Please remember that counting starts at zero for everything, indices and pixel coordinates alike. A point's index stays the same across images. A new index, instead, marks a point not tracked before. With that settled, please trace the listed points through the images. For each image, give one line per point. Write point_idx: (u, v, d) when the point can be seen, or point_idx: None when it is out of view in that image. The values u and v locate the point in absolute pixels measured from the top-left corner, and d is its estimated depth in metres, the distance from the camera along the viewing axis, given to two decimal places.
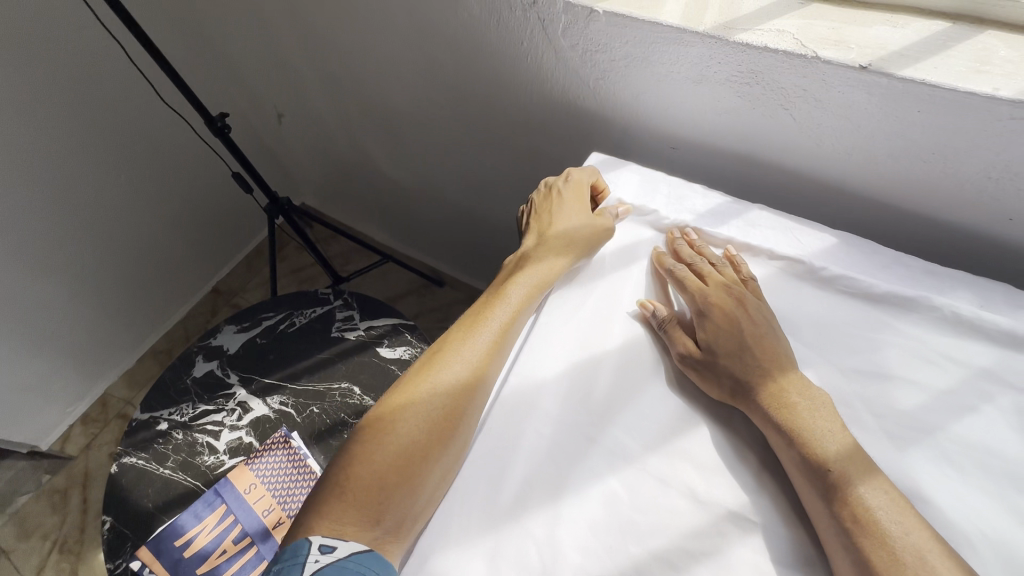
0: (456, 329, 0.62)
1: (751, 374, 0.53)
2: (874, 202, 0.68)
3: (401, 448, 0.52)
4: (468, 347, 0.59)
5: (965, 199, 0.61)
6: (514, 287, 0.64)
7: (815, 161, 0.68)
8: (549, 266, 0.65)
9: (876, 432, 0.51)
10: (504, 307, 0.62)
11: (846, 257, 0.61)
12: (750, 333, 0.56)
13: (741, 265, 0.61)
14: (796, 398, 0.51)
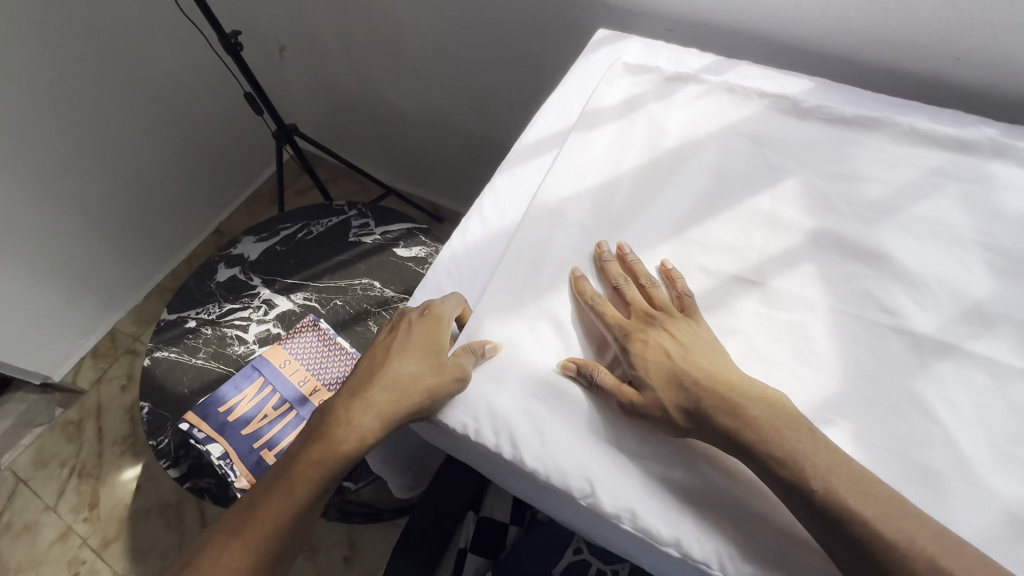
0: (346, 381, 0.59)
1: (703, 402, 0.49)
2: (845, 58, 0.78)
3: (257, 550, 0.53)
4: (336, 410, 0.56)
5: (921, 44, 0.72)
6: (379, 355, 0.59)
7: (795, 24, 0.78)
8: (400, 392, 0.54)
9: (850, 216, 0.61)
10: (374, 374, 0.56)
11: (821, 95, 0.71)
12: (673, 352, 0.52)
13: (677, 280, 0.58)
14: (752, 409, 0.48)
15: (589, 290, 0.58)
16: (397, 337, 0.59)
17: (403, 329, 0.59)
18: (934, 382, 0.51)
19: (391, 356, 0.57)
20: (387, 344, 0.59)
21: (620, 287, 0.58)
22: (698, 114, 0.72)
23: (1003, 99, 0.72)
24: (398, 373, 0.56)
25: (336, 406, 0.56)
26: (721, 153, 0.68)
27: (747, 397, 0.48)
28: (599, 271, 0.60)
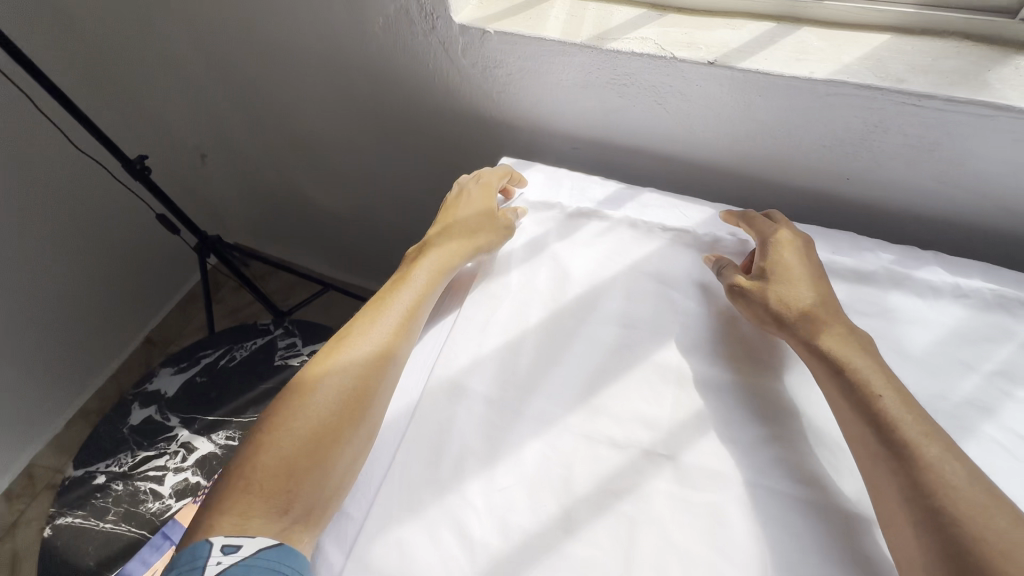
0: (380, 298, 0.68)
1: (899, 428, 0.49)
2: (743, 178, 0.79)
3: (317, 405, 0.57)
4: (393, 310, 0.65)
5: (811, 167, 0.73)
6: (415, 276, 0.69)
7: (691, 146, 0.78)
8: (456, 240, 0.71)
9: (758, 365, 0.60)
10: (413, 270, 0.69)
11: (721, 225, 0.71)
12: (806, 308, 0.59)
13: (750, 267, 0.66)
14: (843, 344, 0.56)
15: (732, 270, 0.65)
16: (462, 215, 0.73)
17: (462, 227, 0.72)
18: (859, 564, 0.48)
19: (455, 245, 0.70)
20: (430, 275, 0.69)
21: (777, 246, 0.64)
22: (602, 253, 0.70)
23: (896, 215, 0.73)
24: (456, 258, 0.70)
25: (382, 324, 0.64)
26: (627, 297, 0.66)
27: (848, 327, 0.58)
28: (768, 224, 0.67)
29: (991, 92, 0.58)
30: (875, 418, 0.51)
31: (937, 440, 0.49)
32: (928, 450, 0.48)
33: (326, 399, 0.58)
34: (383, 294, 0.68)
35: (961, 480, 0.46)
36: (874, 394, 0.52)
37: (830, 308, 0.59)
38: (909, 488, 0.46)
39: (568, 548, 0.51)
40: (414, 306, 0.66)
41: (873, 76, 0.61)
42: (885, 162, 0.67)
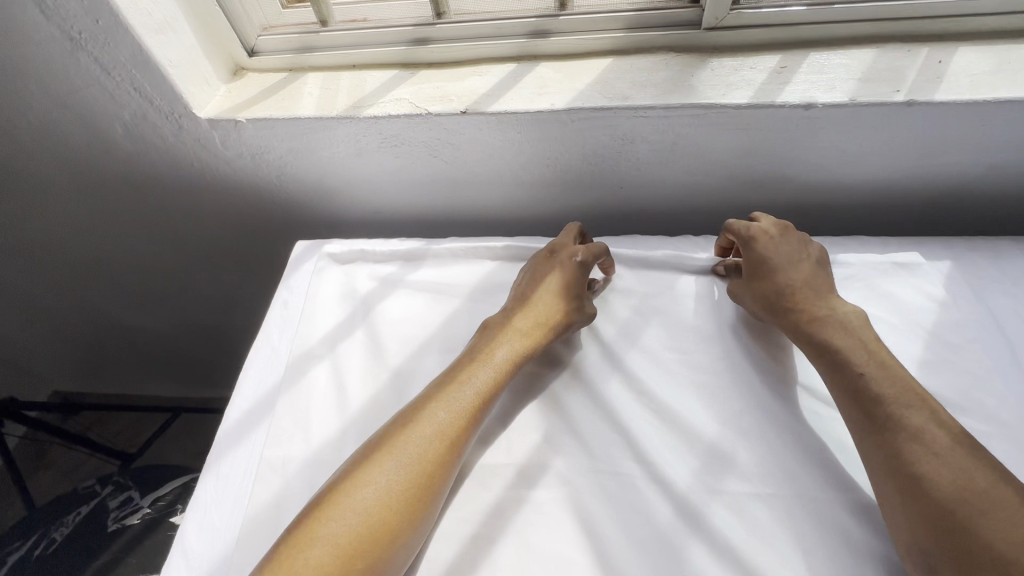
0: (488, 346, 0.61)
1: (892, 408, 0.51)
2: (537, 207, 0.83)
3: (371, 499, 0.49)
4: (472, 385, 0.57)
5: (588, 186, 0.78)
6: (495, 351, 0.61)
7: (481, 186, 0.80)
8: (528, 305, 0.64)
9: (578, 387, 0.61)
10: (485, 342, 0.62)
11: (518, 256, 0.73)
12: (530, 328, 0.63)
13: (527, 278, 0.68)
14: (836, 334, 0.58)
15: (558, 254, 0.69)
16: (563, 272, 0.67)
17: (569, 275, 0.66)
18: (706, 556, 0.49)
19: (546, 316, 0.63)
20: (503, 352, 0.60)
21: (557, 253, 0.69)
22: (409, 318, 0.68)
23: (671, 208, 0.80)
24: (530, 346, 0.61)
25: (455, 397, 0.56)
26: (444, 357, 0.64)
27: (856, 321, 0.59)
28: (573, 247, 0.69)
29: (697, 93, 0.66)
30: (872, 417, 0.52)
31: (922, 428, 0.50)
32: (906, 439, 0.49)
33: (385, 489, 0.50)
34: (498, 343, 0.61)
35: (930, 461, 0.48)
36: (855, 370, 0.55)
37: (820, 291, 0.62)
38: (883, 467, 0.50)
39: None
40: (487, 389, 0.58)
41: (603, 97, 0.67)
42: (643, 166, 0.74)
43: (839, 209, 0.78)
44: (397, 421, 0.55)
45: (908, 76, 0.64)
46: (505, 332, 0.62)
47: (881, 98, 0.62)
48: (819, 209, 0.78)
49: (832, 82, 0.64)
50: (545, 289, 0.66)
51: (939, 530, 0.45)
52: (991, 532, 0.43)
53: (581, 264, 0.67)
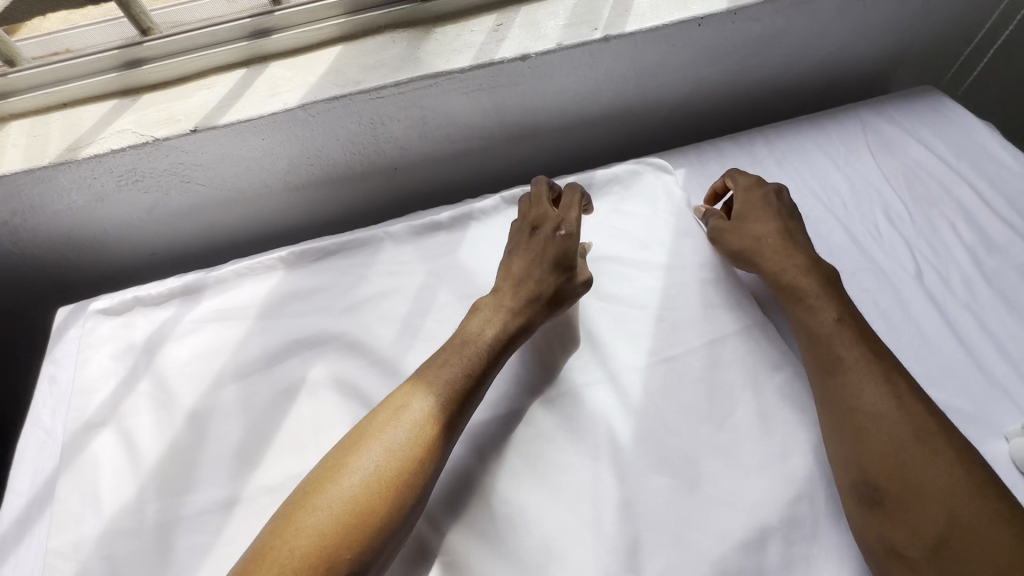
0: (493, 302, 0.62)
1: (848, 354, 0.54)
2: (322, 207, 0.81)
3: (386, 449, 0.50)
4: (481, 340, 0.58)
5: (363, 174, 0.78)
6: (497, 313, 0.61)
7: (254, 200, 0.77)
8: (526, 276, 0.63)
9: (378, 371, 0.62)
10: (493, 315, 0.61)
11: (303, 261, 0.71)
12: (524, 296, 0.62)
13: (522, 240, 0.67)
14: (797, 277, 0.61)
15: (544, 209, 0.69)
16: (552, 229, 0.66)
17: (550, 240, 0.65)
18: (508, 486, 0.54)
19: (541, 280, 0.62)
20: (513, 303, 0.61)
21: (537, 205, 0.69)
22: (197, 355, 0.64)
23: (454, 177, 0.82)
24: (522, 304, 0.61)
25: (475, 348, 0.58)
26: (241, 385, 0.62)
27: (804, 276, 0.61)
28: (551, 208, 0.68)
29: (423, 66, 0.67)
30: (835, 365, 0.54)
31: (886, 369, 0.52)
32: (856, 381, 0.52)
33: (410, 431, 0.51)
34: (501, 298, 0.62)
35: (887, 409, 0.50)
36: (817, 317, 0.57)
37: (788, 237, 0.64)
38: (836, 420, 0.51)
39: None
40: (505, 333, 0.59)
41: (335, 87, 0.67)
42: (405, 143, 0.75)
43: (601, 143, 0.85)
44: (385, 406, 0.54)
45: (603, 15, 0.70)
46: (501, 296, 0.62)
47: (582, 39, 0.68)
48: (583, 147, 0.84)
49: (542, 32, 0.69)
50: (546, 258, 0.64)
51: (888, 475, 0.47)
52: (939, 481, 0.46)
53: (565, 233, 0.66)
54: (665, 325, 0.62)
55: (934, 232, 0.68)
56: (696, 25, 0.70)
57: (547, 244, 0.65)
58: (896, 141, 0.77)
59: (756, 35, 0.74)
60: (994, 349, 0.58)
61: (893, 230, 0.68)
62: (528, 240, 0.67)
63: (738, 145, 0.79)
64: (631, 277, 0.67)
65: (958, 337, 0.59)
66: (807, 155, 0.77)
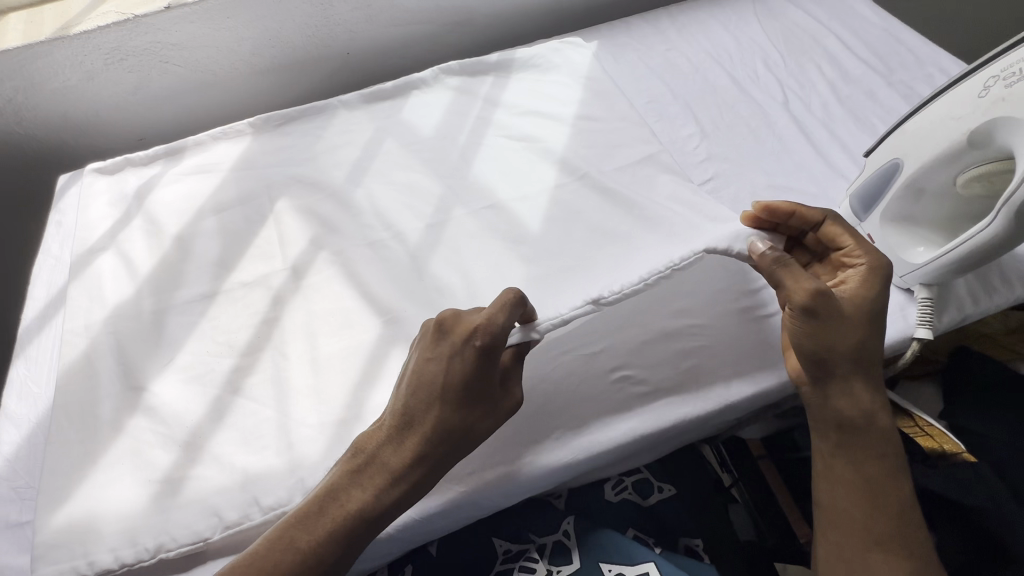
0: (387, 444, 0.50)
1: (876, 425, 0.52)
2: (287, 93, 0.93)
3: (302, 544, 0.47)
4: (372, 495, 0.49)
5: (319, 57, 0.89)
6: (377, 479, 0.49)
7: (225, 84, 0.88)
8: (419, 426, 0.50)
9: (333, 200, 0.74)
10: (378, 461, 0.49)
11: (268, 126, 0.83)
12: (414, 450, 0.49)
13: (405, 390, 0.51)
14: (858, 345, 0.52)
15: (439, 359, 0.50)
16: (436, 386, 0.50)
17: (447, 395, 0.50)
18: (437, 267, 0.66)
19: (434, 443, 0.49)
20: (395, 466, 0.49)
21: (436, 367, 0.50)
22: (181, 198, 0.76)
23: (401, 62, 0.94)
24: (416, 476, 0.50)
25: (347, 508, 0.48)
26: (218, 217, 0.74)
27: (873, 334, 0.52)
28: (446, 351, 0.50)
29: None
30: (856, 360, 0.52)
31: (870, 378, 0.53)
32: (855, 388, 0.52)
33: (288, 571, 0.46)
34: (383, 459, 0.50)
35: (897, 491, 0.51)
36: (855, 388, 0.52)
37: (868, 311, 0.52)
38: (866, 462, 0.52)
39: (241, 398, 0.59)
40: (379, 504, 0.49)
41: None
42: (354, 26, 0.86)
43: (531, 30, 0.97)
44: (313, 509, 0.48)
45: None
46: (384, 458, 0.50)
47: None
48: (514, 34, 0.96)
49: None
50: (432, 414, 0.50)
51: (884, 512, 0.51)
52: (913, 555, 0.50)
53: (471, 390, 0.50)
54: (573, 151, 0.74)
55: (802, 73, 0.80)
56: None
57: (443, 399, 0.50)
58: (780, 9, 0.89)
59: None
60: (840, 149, 0.71)
61: (769, 73, 0.80)
62: (410, 401, 0.50)
63: (646, 20, 0.91)
64: (546, 122, 0.78)
65: (812, 143, 0.72)
66: (704, 24, 0.89)
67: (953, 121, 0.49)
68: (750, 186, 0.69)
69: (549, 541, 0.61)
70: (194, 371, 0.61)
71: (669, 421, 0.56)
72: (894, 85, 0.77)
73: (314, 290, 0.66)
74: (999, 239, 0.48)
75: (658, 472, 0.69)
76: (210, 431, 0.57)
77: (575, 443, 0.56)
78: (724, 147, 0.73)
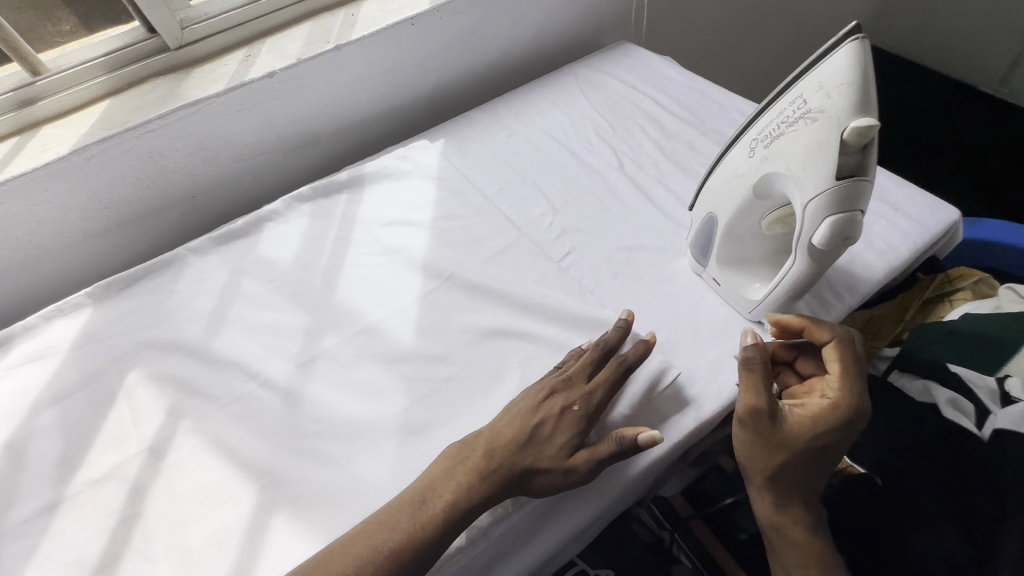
0: (484, 448, 0.53)
1: (809, 553, 0.51)
2: (132, 248, 0.87)
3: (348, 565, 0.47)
4: (453, 493, 0.51)
5: (161, 206, 0.85)
6: (469, 477, 0.51)
7: (57, 254, 0.81)
8: (533, 414, 0.55)
9: (192, 357, 0.68)
10: (478, 459, 0.52)
11: (111, 291, 0.77)
12: (520, 441, 0.53)
13: (544, 382, 0.57)
14: (784, 472, 0.52)
15: (575, 367, 0.58)
16: (566, 384, 0.56)
17: (574, 396, 0.56)
18: (314, 407, 0.62)
19: (542, 432, 0.54)
20: (484, 465, 0.52)
21: (574, 369, 0.58)
22: (11, 395, 0.67)
23: (254, 193, 0.93)
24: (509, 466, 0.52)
25: (372, 546, 0.48)
26: (58, 407, 0.66)
27: (817, 460, 0.52)
28: (580, 360, 0.59)
29: (183, 98, 0.78)
30: (784, 485, 0.52)
31: (782, 499, 0.52)
32: (767, 500, 0.53)
33: None
34: (488, 445, 0.53)
35: None
36: (777, 512, 0.52)
37: (815, 447, 0.51)
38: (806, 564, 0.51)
39: None
40: (469, 499, 0.50)
41: (103, 131, 0.75)
42: (192, 170, 0.84)
43: (380, 137, 0.99)
44: (386, 513, 0.50)
45: (334, 30, 0.86)
46: (492, 447, 0.53)
47: (317, 51, 0.82)
48: (363, 145, 0.98)
49: (287, 52, 0.83)
50: (551, 412, 0.55)
51: None
52: None
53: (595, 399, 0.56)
54: (436, 252, 0.75)
55: (631, 136, 0.87)
56: (410, 25, 0.87)
57: (570, 403, 0.55)
58: (600, 82, 0.98)
59: (466, 27, 0.93)
60: (676, 200, 0.77)
61: (602, 141, 0.87)
62: (535, 393, 0.56)
63: (485, 111, 0.96)
64: (406, 228, 0.79)
65: (651, 199, 0.77)
66: (537, 106, 0.96)
67: (740, 176, 0.55)
68: (605, 252, 0.72)
69: None
70: None
71: (572, 516, 0.54)
72: (708, 133, 0.86)
73: (177, 467, 0.59)
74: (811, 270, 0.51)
75: (593, 560, 0.69)
76: None
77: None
78: (575, 219, 0.77)
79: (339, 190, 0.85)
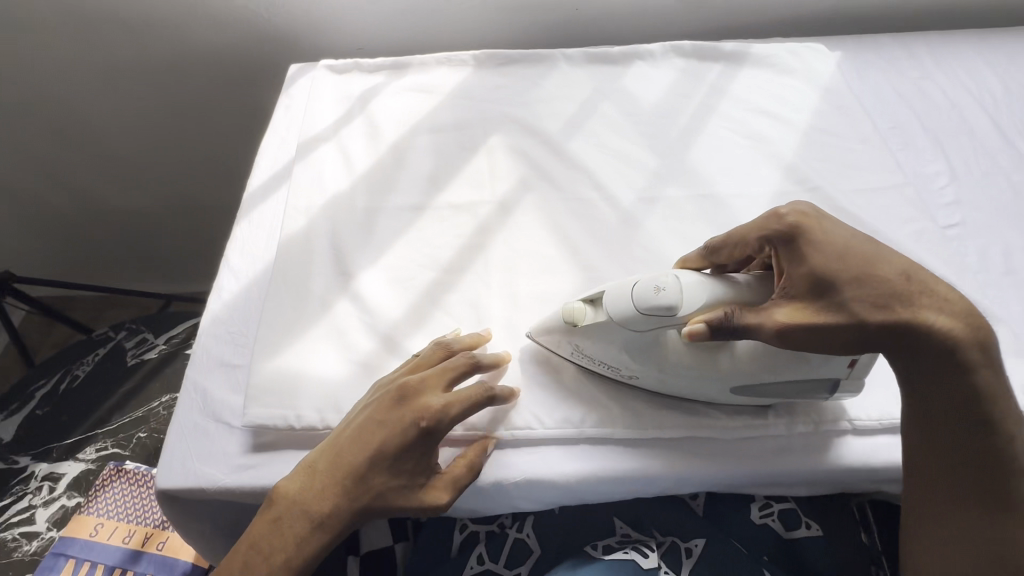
0: (303, 476, 0.48)
1: (958, 429, 0.45)
2: (503, 35, 0.93)
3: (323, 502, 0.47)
4: (330, 482, 0.47)
5: (548, 6, 0.89)
6: (306, 496, 0.47)
7: (453, 13, 0.90)
8: (372, 435, 0.48)
9: (547, 147, 0.74)
10: (339, 448, 0.48)
11: (491, 62, 0.84)
12: (360, 445, 0.48)
13: (389, 411, 0.49)
14: (901, 333, 0.44)
15: (424, 399, 0.49)
16: (415, 411, 0.48)
17: (415, 412, 0.48)
18: (649, 239, 0.64)
19: (393, 440, 0.47)
20: (363, 446, 0.48)
21: (406, 393, 0.49)
22: (402, 110, 0.79)
23: (620, 30, 0.93)
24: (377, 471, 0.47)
25: (344, 465, 0.48)
26: (434, 136, 0.76)
27: (886, 306, 0.44)
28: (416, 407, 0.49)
29: None
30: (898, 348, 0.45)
31: (915, 365, 0.45)
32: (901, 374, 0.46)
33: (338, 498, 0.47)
34: (334, 456, 0.48)
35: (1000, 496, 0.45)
36: (923, 366, 0.45)
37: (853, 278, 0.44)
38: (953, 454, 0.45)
39: (440, 313, 0.61)
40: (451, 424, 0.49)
41: None
42: None
43: (761, 26, 0.92)
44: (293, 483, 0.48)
45: None
46: (337, 446, 0.48)
47: None
48: (740, 27, 0.92)
49: None
50: (403, 418, 0.48)
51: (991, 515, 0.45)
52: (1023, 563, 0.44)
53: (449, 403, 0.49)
54: (805, 159, 0.70)
55: None
56: None
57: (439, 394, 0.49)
58: None
59: None
60: None
61: None
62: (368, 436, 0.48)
63: (899, 41, 0.84)
64: (778, 122, 0.74)
65: None
66: (965, 58, 0.81)
67: None
68: (1003, 242, 0.63)
69: (667, 541, 0.58)
70: (400, 274, 0.63)
71: (880, 461, 0.54)
72: None
73: (519, 227, 0.67)
74: (724, 294, 0.47)
75: (805, 505, 0.62)
76: (411, 332, 0.59)
77: (643, 456, 0.54)
78: (974, 194, 0.67)
79: (717, 58, 0.82)
